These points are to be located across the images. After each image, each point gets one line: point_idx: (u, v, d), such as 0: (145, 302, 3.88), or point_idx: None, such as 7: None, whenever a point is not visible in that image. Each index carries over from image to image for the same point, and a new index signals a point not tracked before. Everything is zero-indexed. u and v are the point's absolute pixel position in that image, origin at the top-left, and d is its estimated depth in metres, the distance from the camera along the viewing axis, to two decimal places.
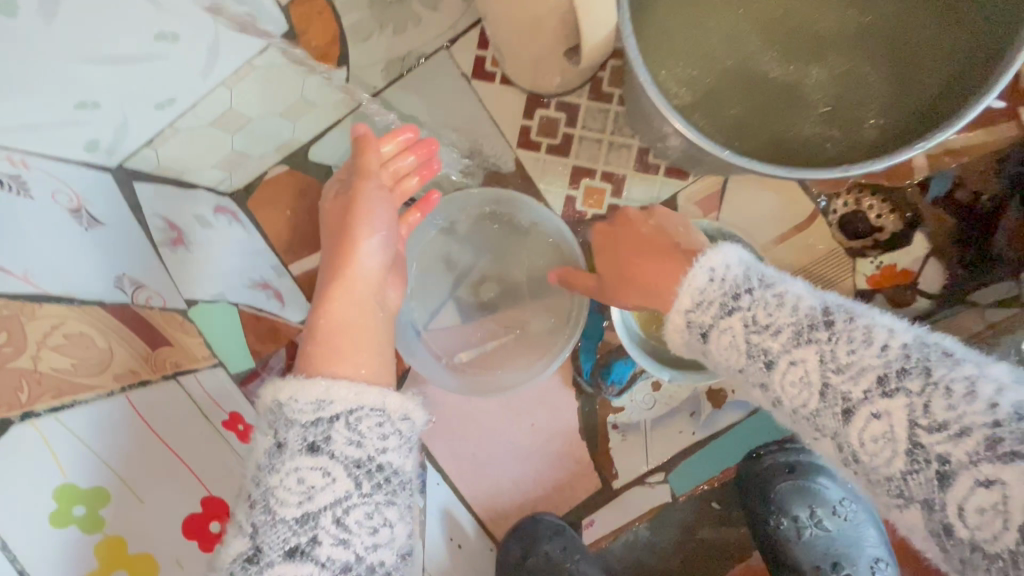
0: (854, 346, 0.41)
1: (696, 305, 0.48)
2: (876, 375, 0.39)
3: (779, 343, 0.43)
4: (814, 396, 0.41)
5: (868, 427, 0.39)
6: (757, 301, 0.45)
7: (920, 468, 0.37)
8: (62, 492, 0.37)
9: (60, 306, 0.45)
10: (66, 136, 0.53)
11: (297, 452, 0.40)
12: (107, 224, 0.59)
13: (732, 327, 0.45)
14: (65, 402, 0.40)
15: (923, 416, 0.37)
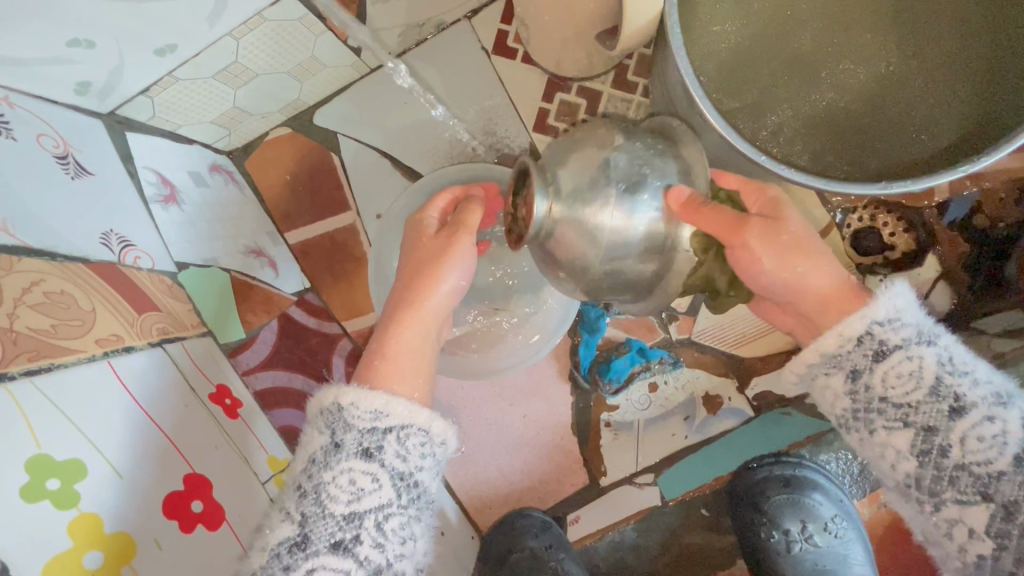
0: (966, 362, 0.46)
1: (886, 321, 0.47)
2: (994, 391, 0.45)
3: (978, 396, 0.45)
4: (999, 457, 0.43)
5: (977, 427, 0.44)
6: (897, 322, 0.47)
7: (962, 474, 0.44)
8: (36, 464, 0.34)
9: (38, 263, 0.42)
10: (52, 72, 0.49)
11: (351, 455, 0.43)
12: (94, 174, 0.55)
13: (925, 362, 0.46)
14: (42, 365, 0.38)
15: (1014, 435, 0.43)
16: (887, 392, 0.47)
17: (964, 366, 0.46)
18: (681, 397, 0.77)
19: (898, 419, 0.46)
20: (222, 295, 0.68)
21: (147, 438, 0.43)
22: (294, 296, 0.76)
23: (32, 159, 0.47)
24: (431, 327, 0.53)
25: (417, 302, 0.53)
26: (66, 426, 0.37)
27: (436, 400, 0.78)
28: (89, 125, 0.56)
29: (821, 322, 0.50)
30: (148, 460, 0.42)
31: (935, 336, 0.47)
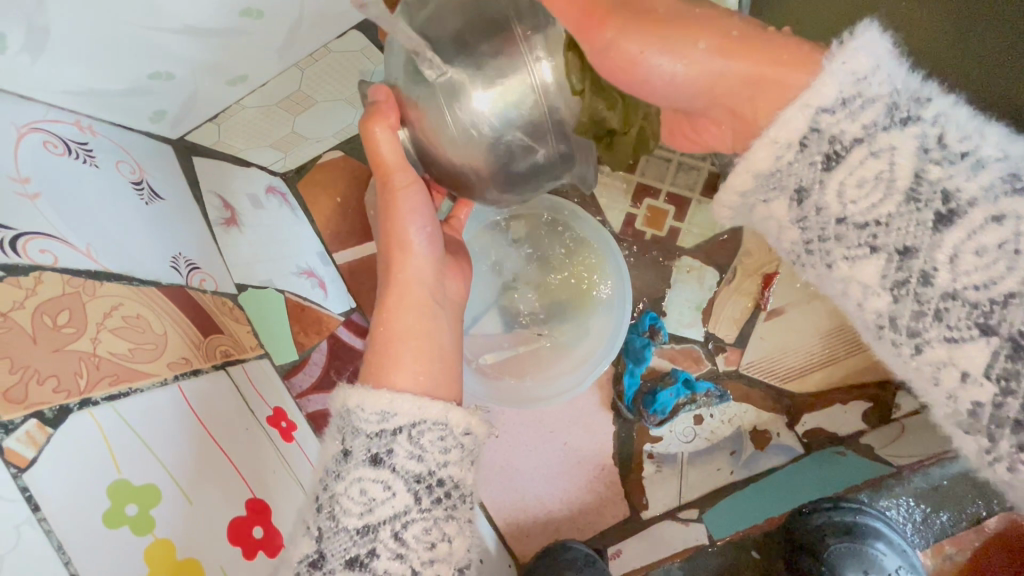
0: (878, 116, 0.36)
1: (842, 104, 0.37)
2: (903, 117, 0.36)
3: (865, 121, 0.37)
4: (895, 197, 0.36)
5: (963, 244, 0.34)
6: (949, 121, 0.35)
7: (905, 274, 0.37)
8: (116, 489, 0.36)
9: (118, 287, 0.44)
10: (132, 101, 0.51)
11: (361, 463, 0.41)
12: (165, 198, 0.57)
13: (891, 147, 0.36)
14: (123, 390, 0.39)
15: (935, 150, 0.35)
16: (847, 210, 0.38)
17: (940, 122, 0.36)
18: (727, 430, 0.76)
19: (863, 243, 0.38)
20: (277, 316, 0.68)
21: (213, 462, 0.44)
22: (342, 317, 0.77)
23: (112, 185, 0.50)
24: (424, 300, 0.50)
25: (398, 275, 0.50)
26: (143, 451, 0.39)
27: None
28: (162, 149, 0.59)
29: (753, 120, 0.45)
30: (215, 485, 0.43)
31: (925, 112, 0.36)
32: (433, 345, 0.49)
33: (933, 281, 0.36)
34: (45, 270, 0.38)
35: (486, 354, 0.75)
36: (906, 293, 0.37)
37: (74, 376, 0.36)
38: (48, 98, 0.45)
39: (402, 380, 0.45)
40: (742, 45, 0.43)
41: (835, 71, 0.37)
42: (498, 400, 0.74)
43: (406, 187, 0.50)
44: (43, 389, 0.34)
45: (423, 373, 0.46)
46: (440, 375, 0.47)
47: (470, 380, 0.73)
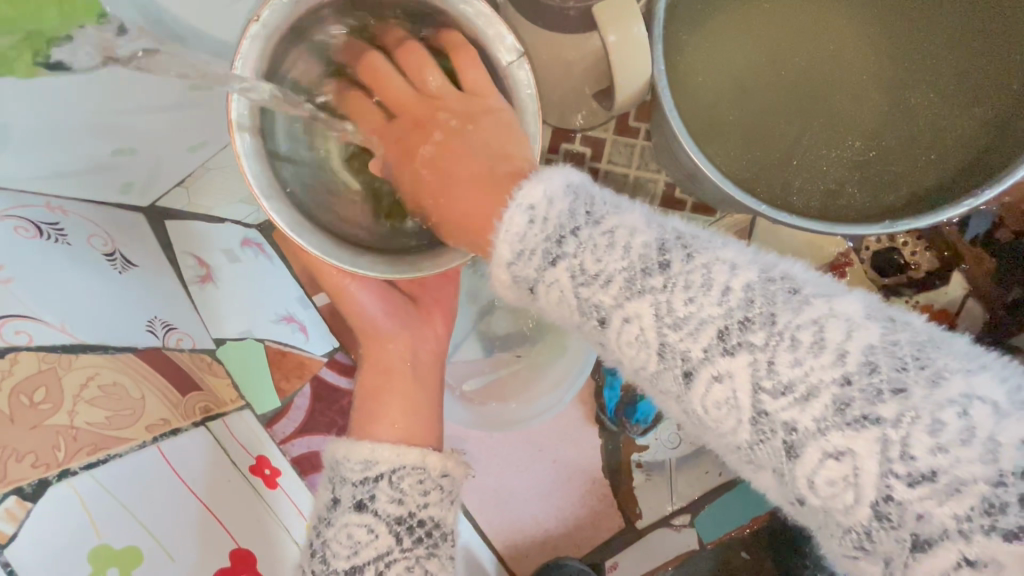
0: (598, 253, 0.34)
1: (516, 257, 0.37)
2: (622, 279, 0.33)
3: (609, 296, 0.34)
4: (652, 357, 0.34)
5: (627, 333, 0.34)
6: (692, 277, 0.32)
7: (704, 384, 0.32)
8: (96, 554, 0.39)
9: (93, 357, 0.46)
10: (99, 180, 0.53)
11: (347, 508, 0.44)
12: (138, 265, 0.59)
13: (557, 280, 0.35)
14: (101, 457, 0.42)
15: (668, 317, 0.32)
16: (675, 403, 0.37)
17: (704, 246, 0.34)
18: None
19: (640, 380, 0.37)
20: (257, 365, 0.72)
21: (191, 518, 0.47)
22: (325, 358, 0.78)
23: (86, 261, 0.52)
24: (397, 360, 0.53)
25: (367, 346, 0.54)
26: (122, 515, 0.41)
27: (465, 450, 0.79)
28: (132, 219, 0.60)
29: None
30: (197, 540, 0.46)
31: (581, 218, 0.35)
32: (412, 401, 0.51)
33: (788, 447, 0.30)
34: (21, 351, 0.40)
35: (467, 381, 0.78)
36: (677, 387, 0.33)
37: (51, 450, 0.39)
38: (17, 185, 0.46)
39: (380, 431, 0.47)
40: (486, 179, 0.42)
41: (515, 207, 0.37)
42: (481, 426, 0.76)
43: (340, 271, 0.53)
44: (22, 465, 0.37)
45: (402, 423, 0.48)
46: (419, 421, 0.49)
47: (453, 409, 0.76)
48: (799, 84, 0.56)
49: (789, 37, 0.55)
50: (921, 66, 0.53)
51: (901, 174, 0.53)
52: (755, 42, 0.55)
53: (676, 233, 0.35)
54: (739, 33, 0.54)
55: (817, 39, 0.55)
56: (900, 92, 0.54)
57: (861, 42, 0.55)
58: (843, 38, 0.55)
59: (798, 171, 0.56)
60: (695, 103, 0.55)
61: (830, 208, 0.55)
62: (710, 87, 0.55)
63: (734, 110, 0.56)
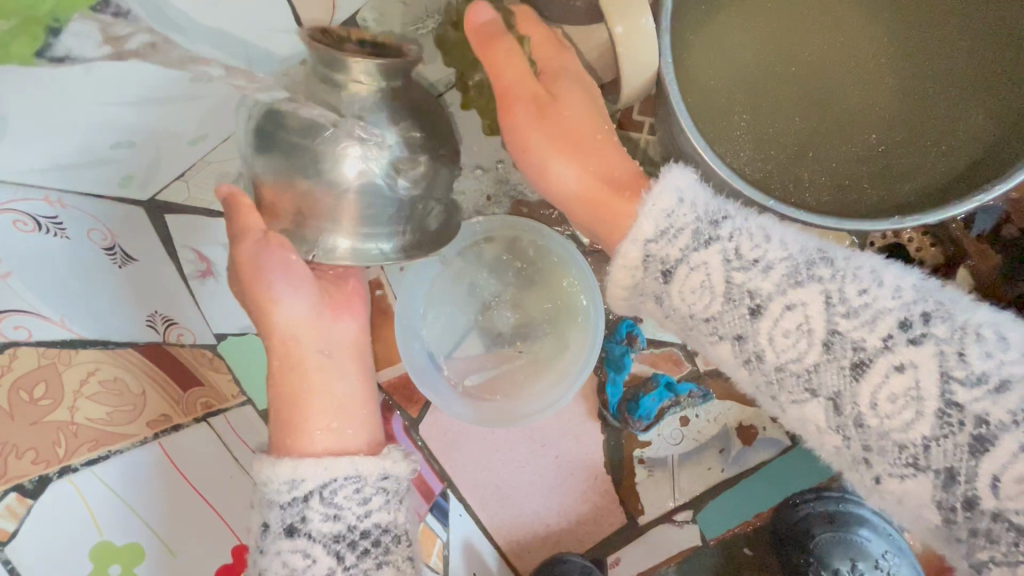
0: (757, 243, 0.41)
1: (659, 236, 0.42)
2: (784, 271, 0.40)
3: (771, 283, 0.40)
4: (814, 346, 0.39)
5: (782, 320, 0.40)
6: (847, 277, 0.40)
7: (839, 359, 0.38)
8: (98, 550, 0.41)
9: (93, 352, 0.44)
10: (99, 173, 0.52)
11: (278, 535, 0.45)
12: (138, 260, 0.58)
13: (707, 263, 0.41)
14: (102, 453, 0.43)
15: (840, 305, 0.39)
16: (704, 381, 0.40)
17: (844, 255, 0.41)
18: (715, 429, 0.76)
19: (718, 338, 0.42)
20: None
21: (193, 515, 0.46)
22: None
23: (84, 255, 0.51)
24: (312, 355, 0.50)
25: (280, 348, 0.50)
26: (124, 511, 0.42)
27: (467, 445, 0.79)
28: (133, 214, 0.59)
29: None
30: (198, 533, 0.47)
31: (728, 210, 0.43)
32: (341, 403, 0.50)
33: (866, 373, 0.38)
34: (20, 346, 0.39)
35: (468, 377, 0.77)
36: (842, 380, 0.39)
37: (52, 446, 0.40)
38: (16, 177, 0.45)
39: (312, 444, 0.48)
40: (605, 182, 0.48)
41: (664, 187, 0.43)
42: (484, 422, 0.75)
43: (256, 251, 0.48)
44: (22, 462, 0.38)
45: (343, 424, 0.49)
46: (359, 422, 0.50)
47: (456, 405, 0.75)
48: (809, 82, 0.55)
49: (792, 33, 0.55)
50: (926, 59, 0.52)
51: (912, 168, 0.52)
52: (759, 36, 0.54)
53: (814, 243, 0.42)
54: (743, 27, 0.54)
55: (819, 36, 0.55)
56: (911, 85, 0.53)
57: (868, 38, 0.54)
58: (853, 35, 0.55)
59: (810, 170, 0.55)
60: (702, 98, 0.54)
61: (842, 207, 0.54)
62: (721, 88, 0.54)
63: (746, 111, 0.55)
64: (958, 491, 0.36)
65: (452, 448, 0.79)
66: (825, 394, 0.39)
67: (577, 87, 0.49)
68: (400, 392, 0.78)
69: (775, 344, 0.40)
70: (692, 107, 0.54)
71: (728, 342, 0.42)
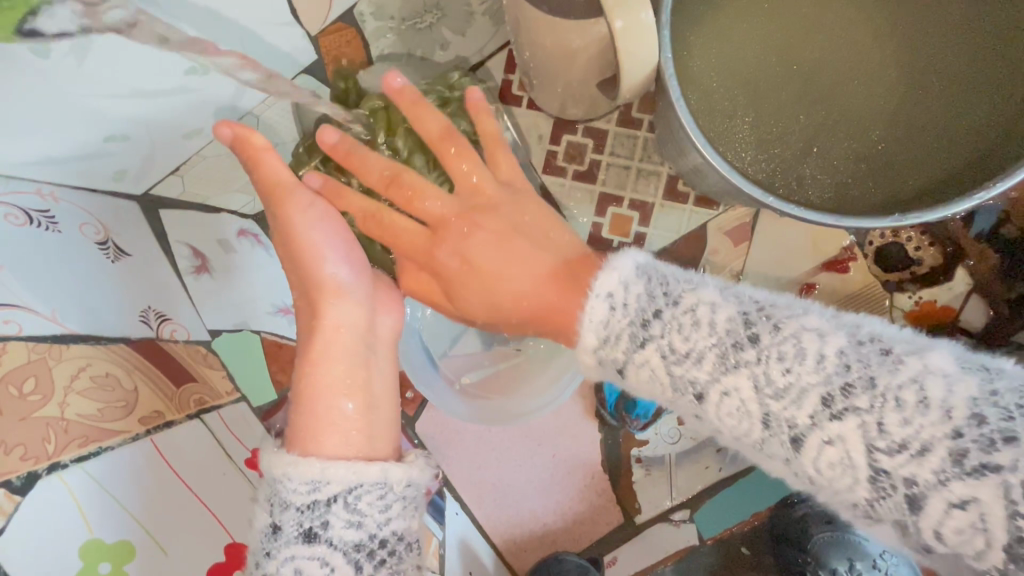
0: (787, 364, 0.34)
1: (603, 342, 0.40)
2: (820, 396, 0.33)
3: (704, 372, 0.36)
4: (755, 426, 0.35)
5: (822, 454, 0.33)
6: (795, 345, 0.34)
7: (890, 494, 0.32)
8: (87, 550, 0.38)
9: (85, 348, 0.45)
10: (92, 167, 0.51)
11: (294, 539, 0.40)
12: (133, 255, 0.58)
13: (648, 362, 0.38)
14: (93, 450, 0.41)
15: (767, 386, 0.34)
16: (723, 431, 0.37)
17: (785, 314, 0.36)
18: None
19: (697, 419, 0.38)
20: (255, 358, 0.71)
21: (184, 512, 0.46)
22: None
23: (77, 249, 0.50)
24: (356, 345, 0.50)
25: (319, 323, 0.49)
26: (115, 508, 0.41)
27: (464, 443, 0.78)
28: (127, 209, 0.59)
29: None
30: (189, 535, 0.45)
31: (660, 304, 0.38)
32: (368, 403, 0.47)
33: (922, 510, 0.31)
34: (11, 340, 0.39)
35: (465, 375, 0.77)
36: (784, 451, 0.35)
37: (42, 442, 0.38)
38: (8, 170, 0.45)
39: (331, 443, 0.43)
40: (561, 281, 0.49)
41: (595, 295, 0.40)
42: (480, 420, 0.75)
43: (304, 197, 0.52)
44: (11, 458, 0.36)
45: (359, 433, 0.45)
46: (379, 434, 0.46)
47: (453, 403, 0.75)
48: (812, 80, 0.55)
49: (791, 27, 0.54)
50: (927, 52, 0.52)
51: (915, 161, 0.52)
52: (758, 32, 0.54)
53: (754, 306, 0.37)
54: (741, 24, 0.53)
55: (818, 32, 0.54)
56: (918, 77, 0.52)
57: (869, 31, 0.54)
58: (854, 28, 0.54)
59: (813, 169, 0.55)
60: (702, 98, 0.54)
61: (844, 206, 0.53)
62: (723, 91, 0.54)
63: (747, 114, 0.55)
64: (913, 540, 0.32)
65: (449, 446, 0.78)
66: (885, 515, 0.33)
67: (537, 210, 0.54)
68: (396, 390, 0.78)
69: (819, 470, 0.34)
70: (692, 109, 0.53)
71: (779, 460, 0.36)
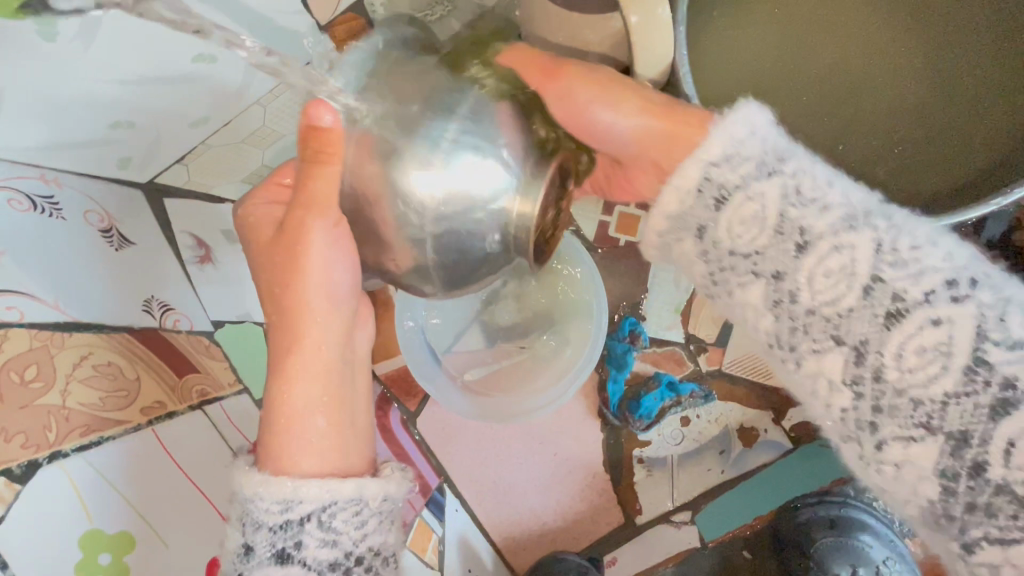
0: (916, 242, 0.36)
1: (724, 158, 0.40)
2: (943, 278, 0.35)
3: (822, 223, 0.38)
4: (854, 291, 0.36)
5: (919, 334, 0.34)
6: (841, 250, 0.37)
7: (976, 393, 0.33)
8: (87, 540, 0.38)
9: (88, 335, 0.44)
10: (96, 154, 0.51)
11: (264, 560, 0.39)
12: (137, 244, 0.57)
13: (763, 193, 0.39)
14: (94, 440, 0.41)
15: (887, 253, 0.36)
16: (815, 299, 0.37)
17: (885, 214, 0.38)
18: (715, 430, 0.75)
19: (748, 270, 0.40)
20: (259, 353, 0.69)
21: (185, 503, 0.45)
22: None
23: (80, 237, 0.50)
24: (335, 359, 0.44)
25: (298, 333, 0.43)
26: (117, 499, 0.40)
27: (465, 441, 0.78)
28: (131, 196, 0.57)
29: None
30: (186, 522, 0.45)
31: (795, 151, 0.41)
32: (342, 415, 0.43)
33: (1007, 415, 0.32)
34: (13, 327, 0.38)
35: (468, 371, 0.76)
36: (872, 328, 0.35)
37: (42, 430, 0.38)
38: (12, 156, 0.44)
39: (306, 466, 0.40)
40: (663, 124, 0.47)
41: (735, 120, 0.41)
42: (479, 417, 0.74)
43: (330, 237, 0.42)
44: (12, 446, 0.36)
45: (332, 445, 0.42)
46: (352, 449, 0.43)
47: (455, 399, 0.74)
48: (831, 84, 0.54)
49: (805, 33, 0.53)
50: (944, 53, 0.50)
51: (931, 165, 0.51)
52: (773, 38, 0.53)
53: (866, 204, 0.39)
54: (755, 26, 0.53)
55: (832, 36, 0.53)
56: (937, 77, 0.51)
57: (885, 34, 0.52)
58: (869, 30, 0.53)
59: (834, 171, 0.54)
60: (720, 102, 0.53)
61: None
62: (741, 97, 0.53)
63: None
64: (968, 456, 0.33)
65: (449, 442, 0.78)
66: (950, 424, 0.33)
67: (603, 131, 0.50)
68: (398, 386, 0.78)
69: (901, 359, 0.35)
70: (710, 115, 0.52)
71: (819, 400, 0.38)
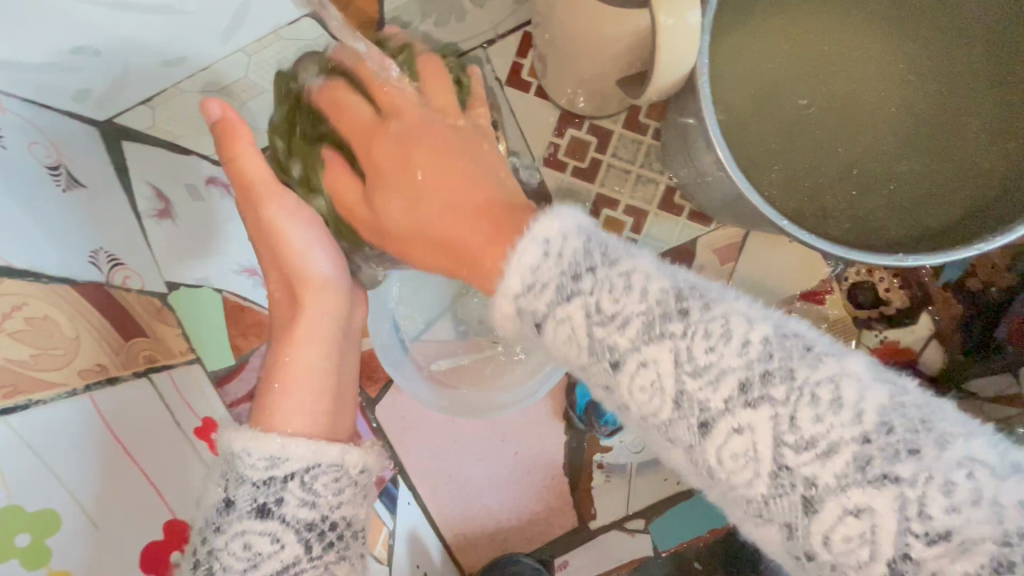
0: (711, 342, 0.27)
1: (529, 288, 0.31)
2: (737, 380, 0.27)
3: (626, 338, 0.28)
4: (666, 404, 0.28)
5: (728, 443, 0.27)
6: (650, 369, 0.28)
7: (787, 494, 0.26)
8: (5, 517, 0.33)
9: (20, 284, 0.39)
10: (49, 79, 0.45)
11: (245, 514, 0.36)
12: (87, 186, 0.51)
13: (569, 317, 0.30)
14: (20, 403, 0.35)
15: (687, 363, 0.28)
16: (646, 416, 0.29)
17: (709, 294, 0.30)
18: None
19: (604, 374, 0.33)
20: (214, 321, 0.64)
21: (123, 480, 0.41)
22: None
23: (22, 172, 0.43)
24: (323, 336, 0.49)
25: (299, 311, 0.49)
26: (43, 472, 0.36)
27: (425, 432, 0.75)
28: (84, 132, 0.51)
29: None
30: (125, 503, 0.41)
31: (595, 257, 0.30)
32: (336, 391, 0.46)
33: (815, 514, 0.26)
34: None
35: (435, 362, 0.74)
36: (690, 437, 0.28)
37: None
38: None
39: (297, 417, 0.42)
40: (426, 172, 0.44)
41: (531, 238, 0.32)
42: (449, 412, 0.72)
43: (290, 217, 0.49)
44: None
45: (325, 408, 0.44)
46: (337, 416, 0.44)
47: (421, 391, 0.72)
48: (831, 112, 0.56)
49: (807, 60, 0.55)
50: (936, 92, 0.52)
51: (925, 198, 0.52)
52: (777, 60, 0.54)
53: (678, 281, 0.30)
54: (759, 46, 0.54)
55: (834, 65, 0.55)
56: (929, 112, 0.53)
57: (882, 66, 0.54)
58: (865, 62, 0.54)
59: (836, 200, 0.55)
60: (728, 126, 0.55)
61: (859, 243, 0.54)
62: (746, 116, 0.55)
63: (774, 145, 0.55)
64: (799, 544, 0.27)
65: (408, 433, 0.75)
66: (776, 518, 0.27)
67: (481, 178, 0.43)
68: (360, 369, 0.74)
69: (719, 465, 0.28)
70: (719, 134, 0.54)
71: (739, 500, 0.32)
